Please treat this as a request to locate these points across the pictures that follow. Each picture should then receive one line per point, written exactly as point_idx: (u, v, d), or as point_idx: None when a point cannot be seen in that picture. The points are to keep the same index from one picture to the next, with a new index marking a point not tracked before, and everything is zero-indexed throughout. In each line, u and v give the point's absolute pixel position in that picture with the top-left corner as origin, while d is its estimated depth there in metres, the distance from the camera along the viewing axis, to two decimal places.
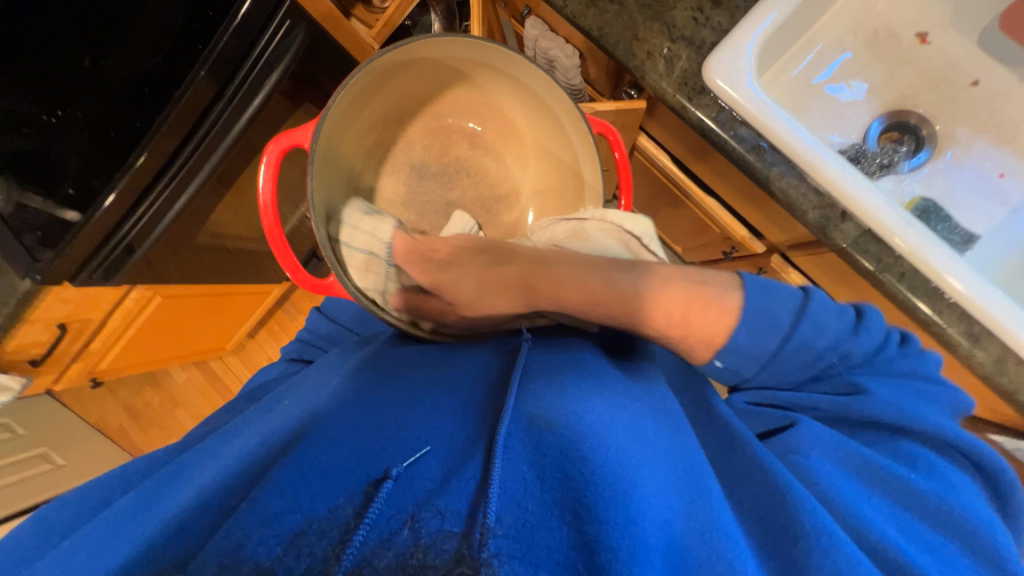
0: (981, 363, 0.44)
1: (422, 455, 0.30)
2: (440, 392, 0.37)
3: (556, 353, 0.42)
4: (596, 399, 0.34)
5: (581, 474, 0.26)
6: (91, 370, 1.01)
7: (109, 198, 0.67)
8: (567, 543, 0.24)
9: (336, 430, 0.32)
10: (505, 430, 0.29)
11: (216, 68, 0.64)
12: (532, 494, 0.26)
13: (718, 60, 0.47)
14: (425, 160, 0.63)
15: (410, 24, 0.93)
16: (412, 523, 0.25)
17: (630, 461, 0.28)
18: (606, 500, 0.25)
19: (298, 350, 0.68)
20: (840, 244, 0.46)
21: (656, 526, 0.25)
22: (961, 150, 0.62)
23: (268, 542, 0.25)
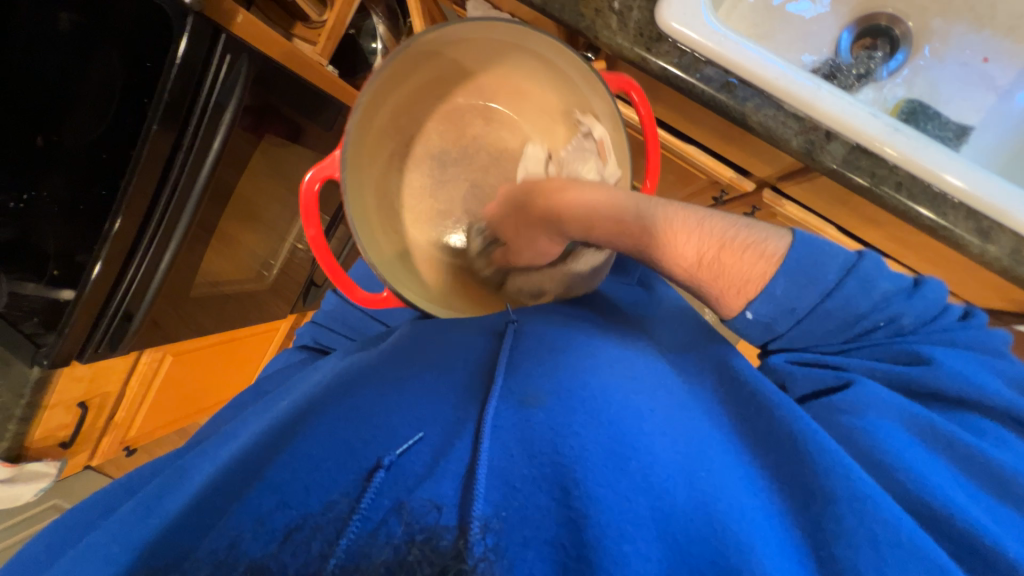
0: (996, 258, 0.43)
1: (413, 442, 0.29)
2: (431, 375, 0.35)
3: (543, 319, 0.42)
4: (590, 367, 0.33)
5: (570, 450, 0.27)
6: (122, 440, 1.02)
7: (94, 269, 0.67)
8: (556, 520, 0.25)
9: (324, 423, 0.31)
10: (493, 410, 0.30)
11: (167, 117, 0.62)
12: (521, 470, 0.27)
13: (669, 5, 0.45)
14: (444, 148, 0.61)
15: (355, 31, 0.97)
16: (401, 511, 0.25)
17: (617, 427, 0.28)
18: (596, 477, 0.25)
19: (312, 336, 0.69)
20: (831, 165, 0.44)
21: (654, 496, 0.26)
22: (939, 43, 0.60)
23: (261, 539, 0.25)
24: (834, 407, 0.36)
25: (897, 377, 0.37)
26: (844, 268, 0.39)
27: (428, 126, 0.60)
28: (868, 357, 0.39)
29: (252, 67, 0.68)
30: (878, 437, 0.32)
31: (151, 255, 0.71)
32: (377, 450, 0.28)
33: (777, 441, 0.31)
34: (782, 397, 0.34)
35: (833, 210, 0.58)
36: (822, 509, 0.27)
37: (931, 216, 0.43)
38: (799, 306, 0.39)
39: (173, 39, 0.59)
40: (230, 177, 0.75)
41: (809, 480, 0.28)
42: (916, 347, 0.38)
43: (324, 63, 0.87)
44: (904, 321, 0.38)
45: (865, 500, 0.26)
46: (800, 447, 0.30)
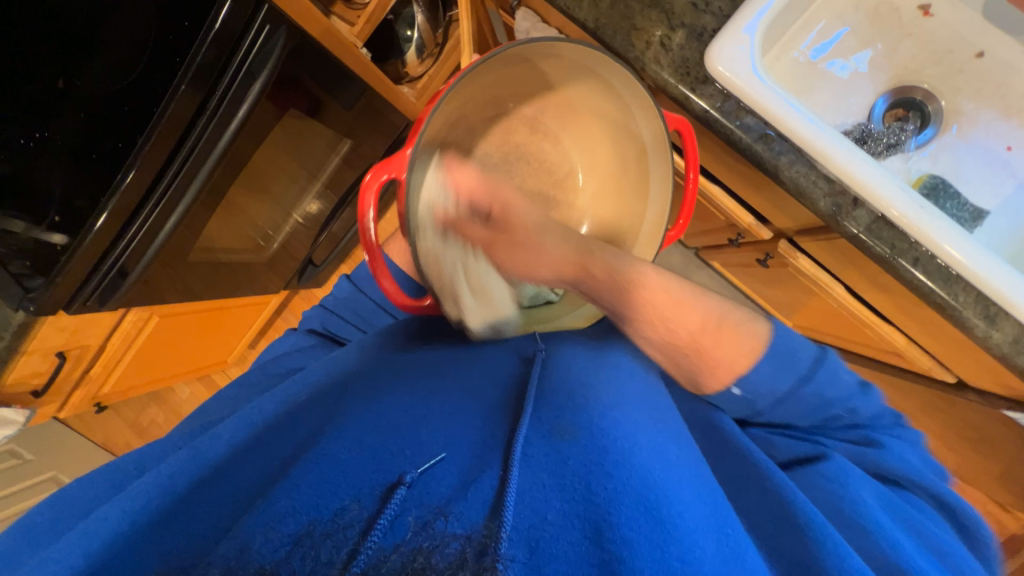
0: (997, 344, 0.44)
1: (438, 461, 0.31)
2: (458, 391, 0.38)
3: (568, 352, 0.44)
4: (622, 408, 0.34)
5: (604, 489, 0.27)
6: (95, 395, 0.99)
7: (99, 219, 0.65)
8: (584, 556, 0.25)
9: (353, 425, 0.33)
10: (524, 437, 0.31)
11: (197, 79, 0.61)
12: (553, 503, 0.27)
13: (719, 48, 0.46)
14: (487, 152, 0.57)
15: (393, 18, 0.97)
16: (424, 528, 0.25)
17: (653, 473, 0.28)
18: (629, 518, 0.25)
19: (321, 322, 0.69)
20: (853, 230, 0.45)
21: (692, 545, 0.24)
22: (967, 124, 0.61)
23: (272, 544, 0.25)
24: (818, 472, 0.38)
25: (862, 456, 0.42)
26: (815, 356, 0.43)
27: (486, 139, 0.56)
28: (835, 437, 0.43)
29: (288, 40, 0.67)
30: (845, 494, 0.36)
31: (158, 213, 0.69)
32: (403, 464, 0.30)
33: (769, 506, 0.33)
34: (769, 461, 0.37)
35: (845, 271, 0.59)
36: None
37: (942, 294, 0.44)
38: (779, 390, 0.42)
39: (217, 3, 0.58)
40: (251, 149, 0.75)
41: (806, 554, 0.28)
42: (873, 434, 0.43)
43: (359, 45, 0.86)
44: (860, 413, 0.43)
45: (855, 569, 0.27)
46: (794, 513, 0.31)
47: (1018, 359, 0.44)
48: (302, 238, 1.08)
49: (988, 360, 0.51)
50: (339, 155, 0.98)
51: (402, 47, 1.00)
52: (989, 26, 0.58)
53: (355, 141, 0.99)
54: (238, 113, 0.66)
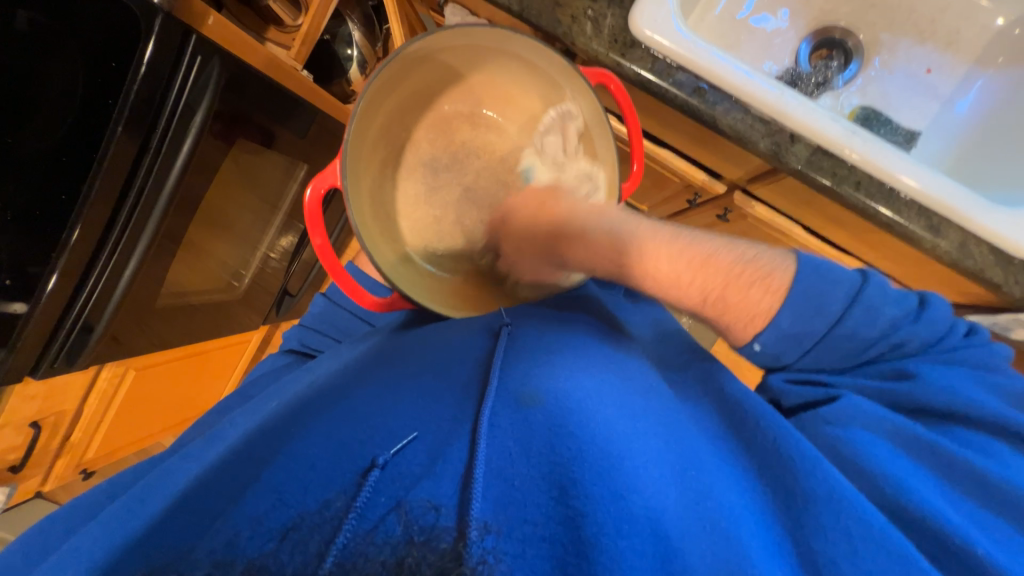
0: (946, 252, 0.46)
1: (409, 441, 0.31)
2: (426, 377, 0.38)
3: (531, 323, 0.45)
4: (584, 374, 0.35)
5: (568, 449, 0.27)
6: (79, 463, 0.95)
7: (51, 279, 0.63)
8: (551, 514, 0.26)
9: (320, 423, 0.34)
10: (489, 411, 0.31)
11: (133, 123, 0.60)
12: (519, 468, 0.28)
13: (642, 11, 0.47)
14: (434, 154, 0.63)
15: (329, 37, 0.97)
16: (400, 509, 0.27)
17: (617, 433, 0.29)
18: (591, 476, 0.26)
19: (299, 338, 0.68)
20: (795, 166, 0.47)
21: (649, 495, 0.26)
22: (887, 55, 0.64)
23: (260, 538, 0.27)
24: (820, 418, 0.40)
25: (886, 392, 0.40)
26: (851, 295, 0.41)
27: (418, 133, 0.62)
28: (868, 375, 0.42)
29: (224, 69, 0.67)
30: (858, 446, 0.36)
31: (115, 259, 0.67)
32: (374, 449, 0.31)
33: (757, 440, 0.35)
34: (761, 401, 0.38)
35: (799, 210, 0.61)
36: (803, 509, 0.30)
37: (888, 212, 0.46)
38: (805, 337, 0.41)
39: (141, 44, 0.58)
40: (202, 189, 0.74)
41: (792, 483, 0.31)
42: (908, 365, 0.40)
43: (299, 68, 0.86)
44: (908, 345, 0.41)
45: (847, 500, 0.29)
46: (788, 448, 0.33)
47: (968, 263, 0.46)
48: (273, 273, 1.07)
49: (944, 272, 0.53)
50: (296, 181, 0.97)
51: (343, 65, 1.00)
52: None
53: (310, 164, 0.98)
54: (183, 149, 0.66)
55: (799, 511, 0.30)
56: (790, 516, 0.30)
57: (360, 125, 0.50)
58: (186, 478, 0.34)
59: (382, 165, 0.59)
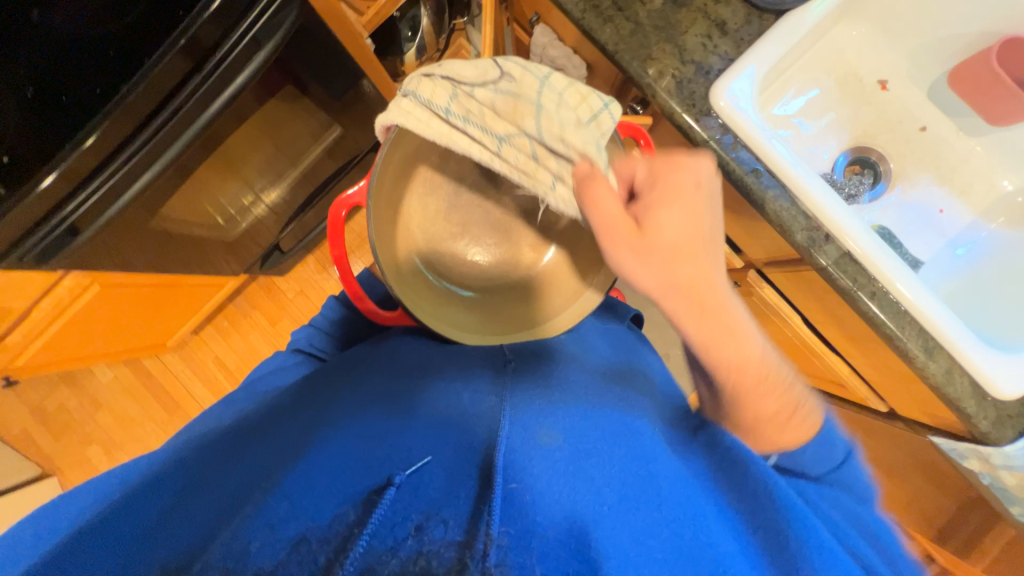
0: (933, 375, 0.50)
1: (424, 464, 0.32)
2: (436, 407, 0.38)
3: (537, 367, 0.44)
4: (585, 425, 0.36)
5: (575, 493, 0.29)
6: (4, 367, 0.87)
7: (47, 178, 0.58)
8: (566, 545, 0.27)
9: (338, 439, 0.35)
10: (505, 437, 0.32)
11: (189, 47, 0.58)
12: (537, 507, 0.28)
13: (724, 85, 0.50)
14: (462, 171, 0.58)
15: (399, 15, 0.96)
16: (417, 532, 0.26)
17: (622, 485, 0.30)
18: (602, 520, 0.28)
19: (308, 340, 0.64)
20: (823, 263, 0.50)
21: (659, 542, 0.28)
22: (909, 184, 0.66)
23: (269, 549, 0.26)
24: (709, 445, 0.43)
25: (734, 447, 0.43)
26: None
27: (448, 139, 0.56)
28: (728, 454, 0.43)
29: (300, 15, 0.66)
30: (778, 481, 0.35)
31: (125, 172, 0.63)
32: (390, 469, 0.31)
33: (745, 483, 0.33)
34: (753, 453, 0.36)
35: (806, 304, 0.63)
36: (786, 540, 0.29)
37: (892, 326, 0.50)
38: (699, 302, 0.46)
39: None
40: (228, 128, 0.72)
41: (776, 517, 0.30)
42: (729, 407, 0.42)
43: (365, 36, 0.85)
44: None
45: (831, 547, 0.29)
46: (773, 495, 0.32)
47: (949, 390, 0.50)
48: (267, 226, 1.03)
49: (921, 395, 0.57)
50: (322, 143, 0.95)
51: (403, 46, 0.99)
52: (931, 104, 0.66)
53: (343, 131, 0.97)
54: (235, 81, 0.64)
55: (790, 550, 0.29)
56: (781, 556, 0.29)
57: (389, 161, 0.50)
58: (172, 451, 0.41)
59: (407, 175, 0.53)
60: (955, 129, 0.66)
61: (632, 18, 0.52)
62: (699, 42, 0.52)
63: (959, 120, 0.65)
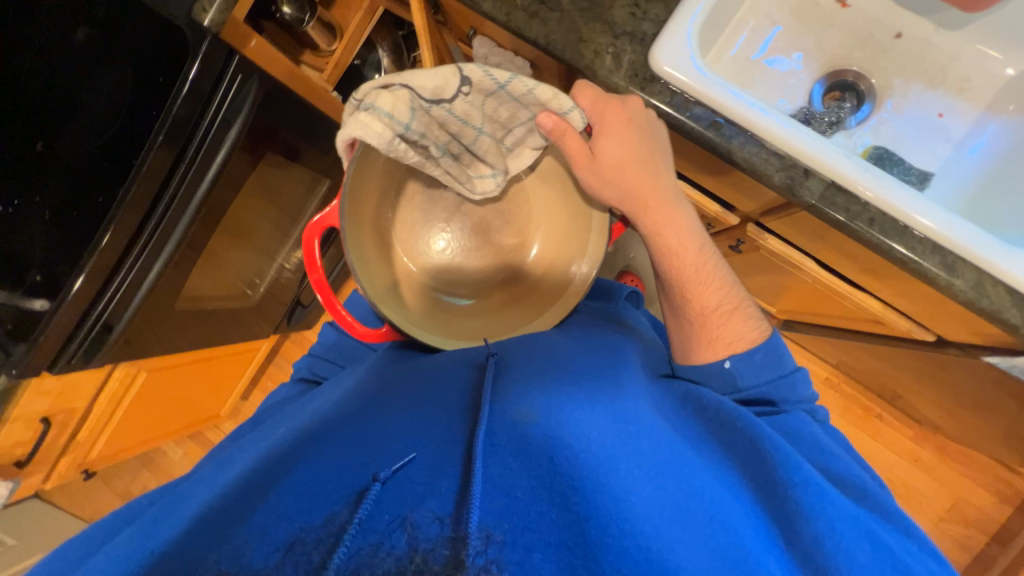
0: (961, 290, 0.46)
1: (407, 461, 0.31)
2: (418, 404, 0.38)
3: (519, 351, 0.43)
4: (572, 400, 0.35)
5: (565, 463, 0.29)
6: (82, 461, 0.96)
7: (77, 283, 0.65)
8: (556, 520, 0.27)
9: (323, 447, 0.35)
10: (487, 426, 0.32)
11: (171, 135, 0.63)
12: (521, 481, 0.29)
13: (661, 48, 0.49)
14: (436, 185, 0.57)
15: (360, 62, 0.99)
16: (408, 527, 0.26)
17: (604, 450, 0.31)
18: (590, 486, 0.28)
19: (309, 368, 0.66)
20: (809, 200, 0.48)
21: (647, 501, 0.28)
22: (899, 97, 0.63)
23: (263, 550, 0.27)
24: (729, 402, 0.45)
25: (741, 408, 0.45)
26: None
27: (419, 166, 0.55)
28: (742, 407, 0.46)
29: (261, 87, 0.71)
30: (777, 442, 0.36)
31: (140, 264, 0.69)
32: (375, 468, 0.31)
33: (744, 447, 0.36)
34: (745, 412, 0.39)
35: (815, 246, 0.60)
36: (784, 499, 0.32)
37: (901, 249, 0.47)
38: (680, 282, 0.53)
39: (188, 62, 0.62)
40: (227, 200, 0.76)
41: (779, 502, 0.32)
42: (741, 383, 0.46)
43: (330, 89, 0.90)
44: None
45: (817, 499, 0.32)
46: (767, 448, 0.35)
47: (984, 303, 0.46)
48: (286, 286, 1.09)
49: (961, 314, 0.52)
50: (317, 197, 1.00)
51: None
52: (902, 8, 0.61)
53: (333, 181, 1.02)
54: (216, 161, 0.68)
55: (782, 504, 0.32)
56: (776, 512, 0.32)
57: (359, 183, 0.46)
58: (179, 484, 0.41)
59: (386, 189, 0.50)
60: (935, 26, 0.61)
61: (556, 7, 0.52)
62: (627, 13, 0.52)
63: (937, 17, 0.60)
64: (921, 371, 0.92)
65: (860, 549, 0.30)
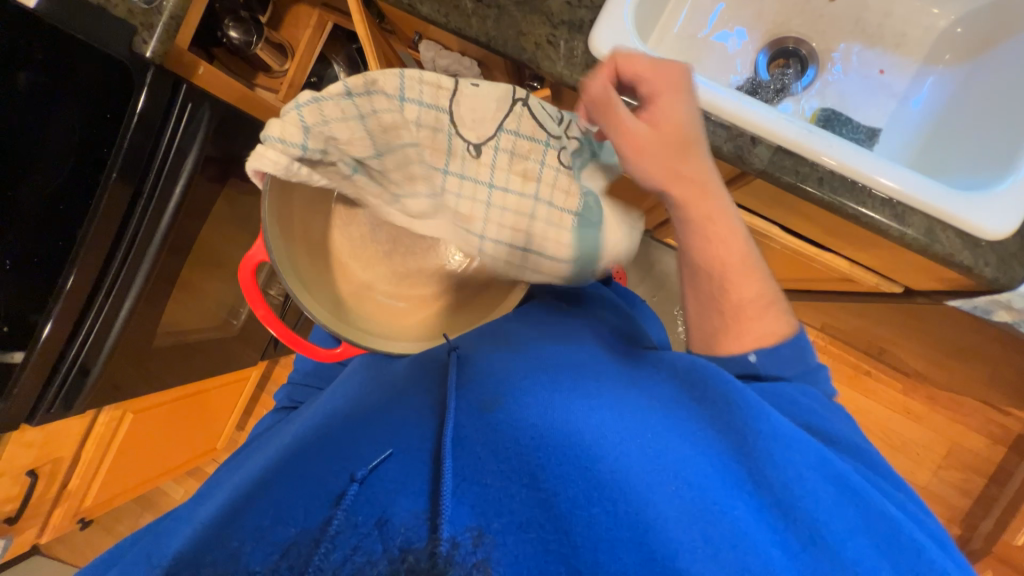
0: (914, 239, 0.47)
1: (384, 458, 0.31)
2: (389, 403, 0.38)
3: (485, 344, 0.43)
4: (536, 382, 0.36)
5: (530, 442, 0.30)
6: (77, 511, 0.94)
7: (46, 328, 0.64)
8: (528, 502, 0.27)
9: (297, 458, 0.34)
10: (454, 419, 0.32)
11: (127, 169, 0.62)
12: (489, 466, 0.29)
13: (599, 35, 0.50)
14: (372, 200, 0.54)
15: (316, 80, 0.97)
16: (382, 525, 0.26)
17: (568, 424, 0.31)
18: (555, 463, 0.29)
19: (288, 395, 0.65)
20: (759, 167, 0.49)
21: (612, 469, 0.29)
22: (841, 58, 0.64)
23: (262, 552, 0.27)
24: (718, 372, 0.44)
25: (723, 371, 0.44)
26: None
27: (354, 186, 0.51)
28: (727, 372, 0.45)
29: (213, 113, 0.70)
30: (738, 393, 0.35)
31: (110, 304, 0.68)
32: (350, 470, 0.31)
33: (706, 398, 0.36)
34: (708, 366, 0.38)
35: (777, 212, 0.61)
36: (743, 440, 0.33)
37: (853, 205, 0.48)
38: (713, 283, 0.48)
39: (134, 92, 0.61)
40: (194, 230, 0.75)
41: (739, 443, 0.33)
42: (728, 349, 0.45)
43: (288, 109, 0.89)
44: None
45: (779, 439, 0.32)
46: (727, 399, 0.35)
47: (938, 248, 0.47)
48: None
49: (921, 263, 0.53)
50: None
51: None
52: None
53: None
54: (176, 191, 0.68)
55: (740, 445, 0.33)
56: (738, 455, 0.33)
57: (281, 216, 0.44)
58: (162, 520, 0.40)
59: (323, 210, 0.48)
60: None
61: (493, 4, 0.52)
62: (563, 2, 0.52)
63: None
64: None
65: (818, 481, 0.31)
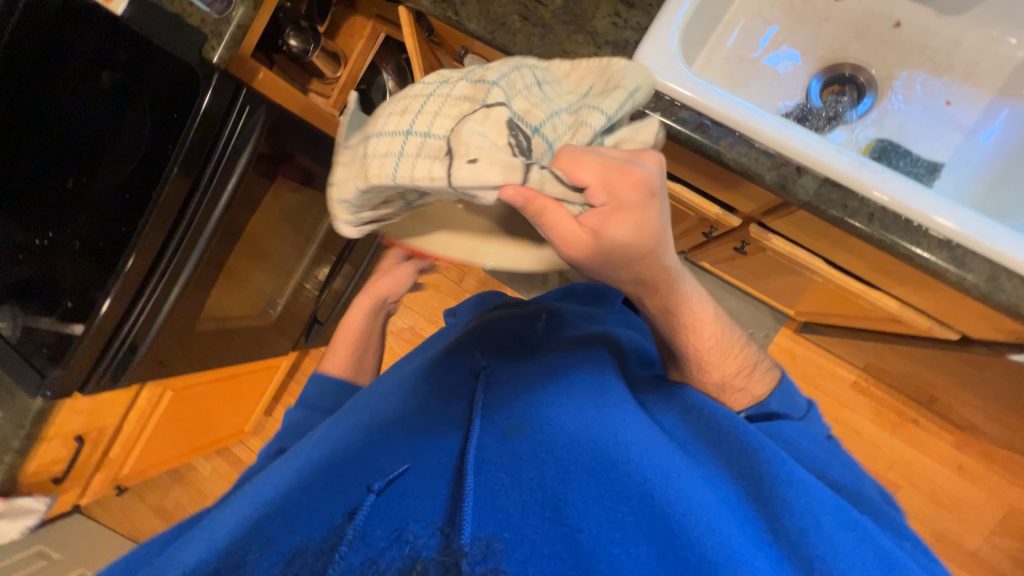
0: (974, 285, 0.43)
1: (400, 473, 0.32)
2: (412, 416, 0.39)
3: (509, 366, 0.44)
4: (559, 406, 0.36)
5: (553, 473, 0.30)
6: (115, 477, 1.01)
7: (103, 304, 0.68)
8: (549, 534, 0.27)
9: (324, 463, 0.36)
10: (478, 443, 0.33)
11: (188, 163, 0.67)
12: (511, 494, 0.30)
13: (644, 55, 0.49)
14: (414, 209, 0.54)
15: (366, 86, 1.03)
16: (400, 539, 0.27)
17: (590, 456, 0.31)
18: (577, 497, 0.29)
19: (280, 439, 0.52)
20: (804, 198, 0.47)
21: (635, 507, 0.29)
22: (903, 88, 0.61)
23: (270, 560, 0.29)
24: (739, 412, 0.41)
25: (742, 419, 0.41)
26: None
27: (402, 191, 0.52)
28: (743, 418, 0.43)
29: (268, 116, 0.74)
30: (758, 438, 0.35)
31: (161, 289, 0.73)
32: (368, 480, 0.32)
33: (727, 442, 0.35)
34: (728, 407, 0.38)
35: (822, 245, 0.57)
36: (765, 487, 0.32)
37: (905, 245, 0.45)
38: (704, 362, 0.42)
39: (200, 93, 0.66)
40: (241, 222, 0.80)
41: (760, 488, 0.32)
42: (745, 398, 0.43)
43: (337, 114, 0.94)
44: None
45: (802, 487, 0.31)
46: (748, 443, 0.34)
47: (1001, 297, 0.43)
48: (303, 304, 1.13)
49: (982, 311, 0.49)
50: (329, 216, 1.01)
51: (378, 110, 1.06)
52: None
53: None
54: (227, 188, 0.72)
55: (761, 492, 0.32)
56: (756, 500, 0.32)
57: None
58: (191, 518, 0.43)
59: None
60: (936, 13, 0.59)
61: (539, 22, 0.53)
62: (609, 22, 0.52)
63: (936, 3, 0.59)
64: (957, 372, 0.86)
65: (838, 529, 0.29)
